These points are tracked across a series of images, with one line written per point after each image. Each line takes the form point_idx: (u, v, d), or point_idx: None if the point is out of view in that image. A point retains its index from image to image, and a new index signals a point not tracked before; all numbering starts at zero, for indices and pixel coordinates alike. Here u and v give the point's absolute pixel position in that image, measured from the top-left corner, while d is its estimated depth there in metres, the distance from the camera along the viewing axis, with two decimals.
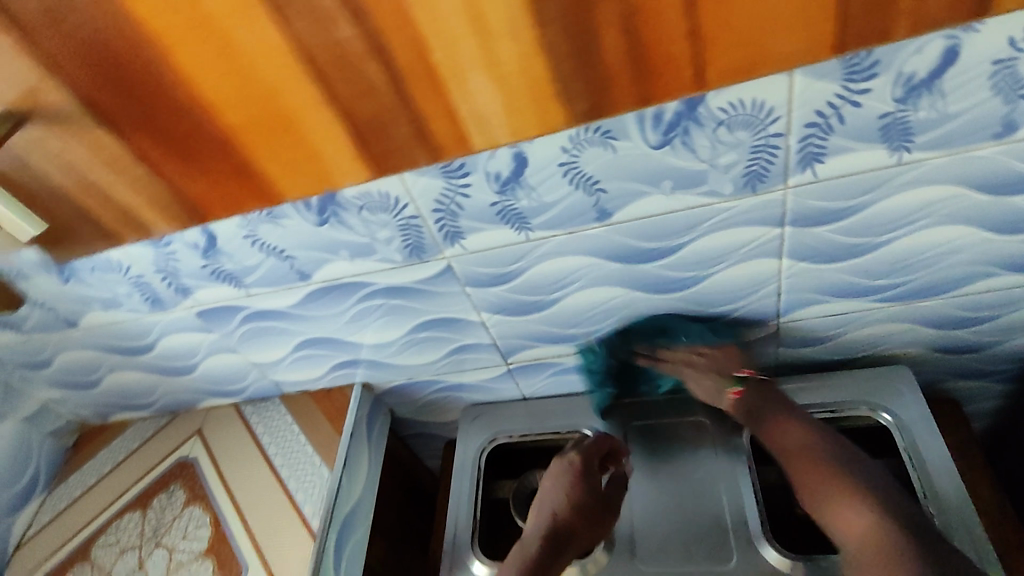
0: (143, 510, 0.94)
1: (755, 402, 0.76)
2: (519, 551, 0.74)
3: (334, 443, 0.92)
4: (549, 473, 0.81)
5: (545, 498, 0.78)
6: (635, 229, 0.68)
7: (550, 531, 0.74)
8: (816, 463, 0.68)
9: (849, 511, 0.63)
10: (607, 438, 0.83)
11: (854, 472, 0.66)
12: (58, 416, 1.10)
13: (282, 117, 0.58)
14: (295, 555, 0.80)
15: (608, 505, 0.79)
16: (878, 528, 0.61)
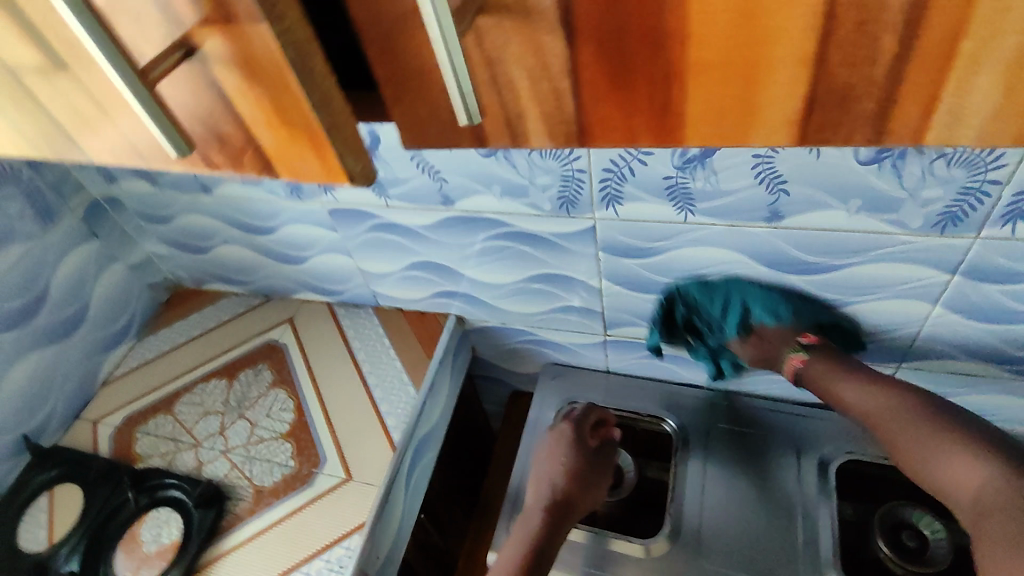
0: (229, 380, 0.99)
1: (822, 367, 0.74)
2: (526, 523, 0.78)
3: (422, 365, 0.94)
4: (545, 443, 0.85)
5: (543, 471, 0.82)
6: (800, 237, 0.67)
7: (550, 501, 0.79)
8: (912, 416, 0.67)
9: (960, 461, 0.62)
10: (594, 409, 0.87)
11: (944, 426, 0.65)
12: (158, 272, 1.13)
13: (739, 50, 0.28)
14: (374, 461, 0.84)
15: (602, 470, 0.83)
16: (999, 481, 0.58)
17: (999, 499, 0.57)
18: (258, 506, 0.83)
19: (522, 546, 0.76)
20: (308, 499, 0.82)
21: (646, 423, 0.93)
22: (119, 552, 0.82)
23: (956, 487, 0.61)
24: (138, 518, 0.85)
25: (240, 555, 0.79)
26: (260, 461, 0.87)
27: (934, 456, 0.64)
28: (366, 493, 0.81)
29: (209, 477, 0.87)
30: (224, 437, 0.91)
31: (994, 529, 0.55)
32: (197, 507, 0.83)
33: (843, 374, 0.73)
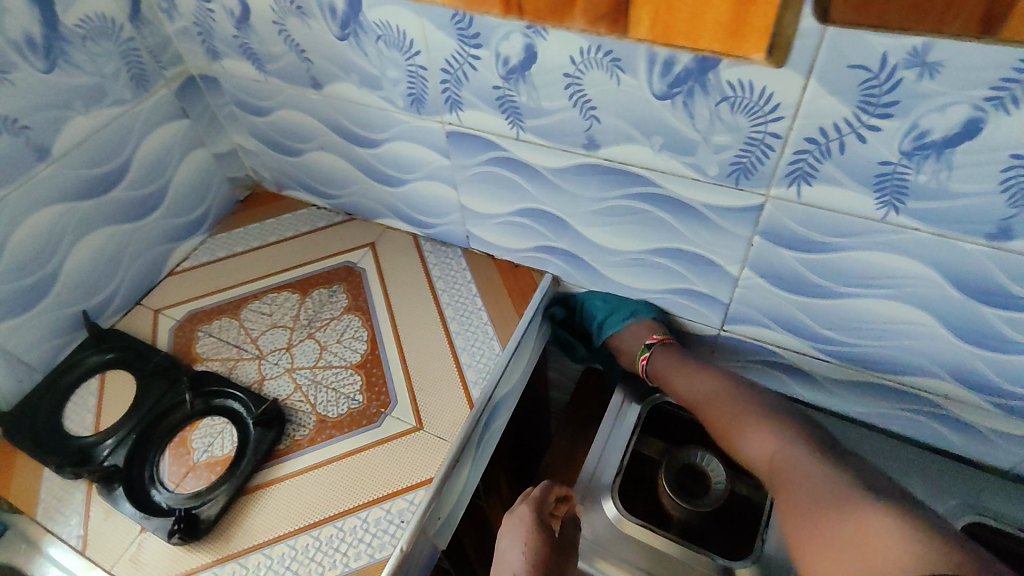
0: (301, 296, 0.92)
1: (669, 362, 0.80)
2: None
3: (511, 322, 0.85)
4: (501, 531, 0.72)
5: (502, 562, 0.69)
6: (1021, 264, 0.55)
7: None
8: (744, 411, 0.72)
9: (775, 442, 0.67)
10: (551, 487, 0.75)
11: (758, 400, 0.73)
12: (240, 167, 1.05)
13: None
14: (449, 415, 0.77)
15: (569, 556, 0.70)
16: (808, 457, 0.64)
17: (814, 476, 0.62)
18: (318, 437, 0.76)
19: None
20: (374, 441, 0.75)
21: None
22: (167, 455, 0.77)
23: (768, 468, 0.67)
24: (191, 424, 0.79)
25: (293, 484, 0.73)
26: (325, 388, 0.81)
27: (763, 443, 0.68)
28: (436, 448, 0.74)
29: (270, 394, 0.81)
30: (290, 355, 0.85)
31: (803, 506, 0.60)
32: (255, 424, 0.77)
33: (681, 368, 0.79)
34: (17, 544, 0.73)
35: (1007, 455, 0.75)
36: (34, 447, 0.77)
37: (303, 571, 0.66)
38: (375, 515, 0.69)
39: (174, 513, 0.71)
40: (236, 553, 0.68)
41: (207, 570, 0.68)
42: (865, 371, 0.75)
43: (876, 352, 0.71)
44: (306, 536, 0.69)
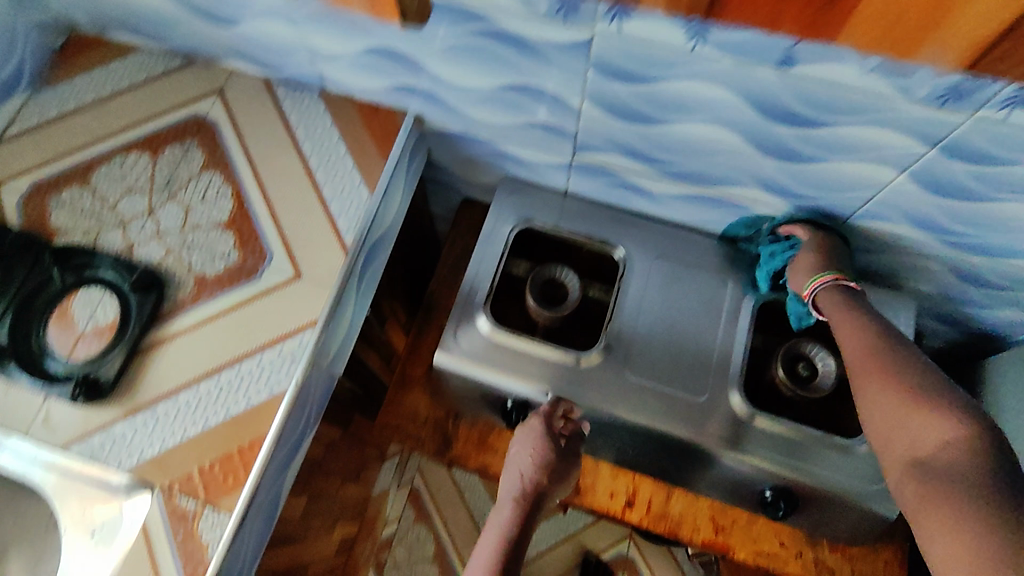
0: (152, 155, 0.88)
1: (834, 307, 0.77)
2: (500, 516, 0.78)
3: (376, 167, 0.87)
4: (518, 436, 0.84)
5: (515, 462, 0.82)
6: (803, 88, 0.63)
7: (521, 494, 0.79)
8: (879, 364, 0.67)
9: (889, 394, 0.64)
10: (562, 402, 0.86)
11: (923, 385, 0.63)
12: (46, 9, 0.91)
13: None
14: (325, 262, 0.82)
15: (569, 461, 0.82)
16: (909, 409, 0.62)
17: (915, 429, 0.61)
18: (200, 295, 0.81)
19: (501, 528, 0.76)
20: (256, 294, 0.80)
21: (595, 247, 0.95)
22: (52, 327, 0.79)
23: (874, 416, 0.65)
24: (68, 296, 0.81)
25: (186, 340, 0.78)
26: (197, 249, 0.83)
27: (880, 391, 0.65)
28: (317, 293, 0.80)
29: (142, 261, 0.82)
30: (155, 220, 0.84)
31: (902, 460, 0.62)
32: (133, 291, 0.80)
33: (844, 314, 0.75)
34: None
35: None
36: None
37: (210, 412, 0.75)
38: (268, 358, 0.77)
39: (73, 379, 0.76)
40: (141, 406, 0.76)
41: (119, 422, 0.75)
42: (693, 186, 0.85)
43: (701, 169, 0.80)
44: (207, 383, 0.77)
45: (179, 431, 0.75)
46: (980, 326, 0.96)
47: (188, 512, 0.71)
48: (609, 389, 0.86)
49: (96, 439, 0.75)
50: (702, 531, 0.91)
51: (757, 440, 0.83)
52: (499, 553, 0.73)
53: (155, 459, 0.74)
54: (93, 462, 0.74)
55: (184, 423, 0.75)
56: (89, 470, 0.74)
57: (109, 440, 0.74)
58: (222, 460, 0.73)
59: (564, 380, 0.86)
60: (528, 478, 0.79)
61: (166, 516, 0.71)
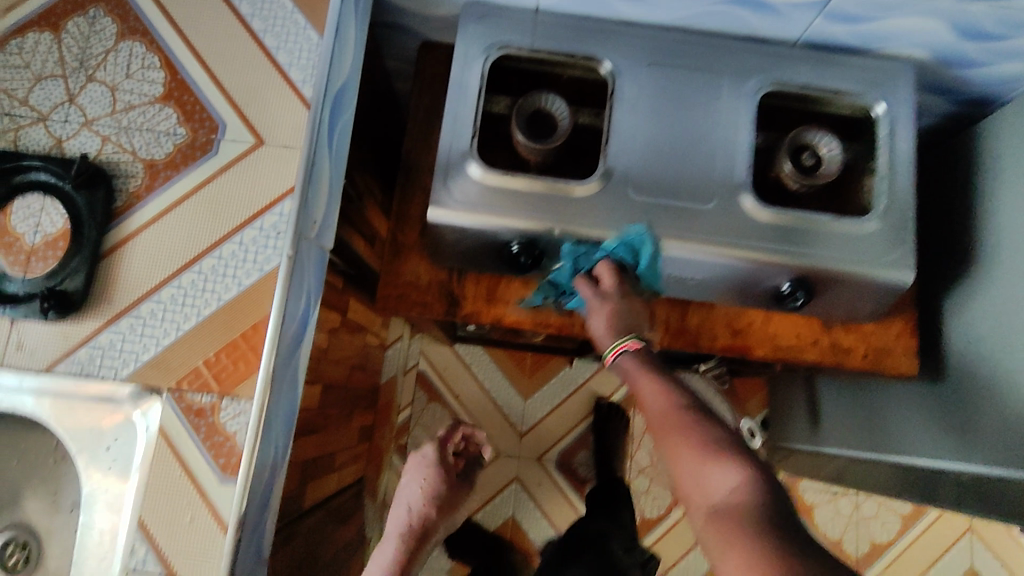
0: (54, 33, 0.74)
1: (628, 365, 0.68)
2: (391, 544, 0.95)
3: (321, 5, 0.75)
4: (402, 491, 1.05)
5: (405, 497, 1.02)
6: None
7: (407, 527, 0.97)
8: (675, 417, 0.62)
9: (692, 454, 0.59)
10: (455, 431, 1.22)
11: (714, 434, 0.60)
12: None
13: None
14: (289, 124, 0.73)
15: (446, 510, 1.03)
16: (716, 461, 0.58)
17: (724, 485, 0.57)
18: (155, 182, 0.71)
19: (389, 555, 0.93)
20: (219, 169, 0.71)
21: (579, 65, 0.87)
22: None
23: (679, 480, 0.59)
24: (4, 210, 0.71)
25: (152, 233, 0.70)
26: (139, 131, 0.72)
27: (684, 451, 0.59)
28: (287, 157, 0.72)
29: (77, 154, 0.71)
30: (78, 107, 0.73)
31: (703, 517, 0.57)
32: (77, 189, 0.69)
33: (638, 364, 0.68)
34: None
35: (793, 23, 0.84)
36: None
37: (201, 302, 0.69)
38: (250, 237, 0.70)
39: (37, 296, 0.67)
40: (124, 310, 0.69)
41: (104, 331, 0.68)
42: None
43: None
44: (189, 274, 0.69)
45: (173, 326, 0.68)
46: (974, 90, 0.93)
47: (205, 407, 0.67)
48: (615, 213, 0.82)
49: (83, 351, 0.68)
50: (720, 339, 0.92)
51: (769, 236, 0.81)
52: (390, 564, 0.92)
53: (154, 361, 0.68)
54: (86, 376, 0.68)
55: (175, 318, 0.68)
56: (86, 387, 0.68)
57: (98, 352, 0.68)
58: (229, 349, 0.68)
59: (566, 213, 0.82)
60: (417, 510, 0.99)
61: (182, 415, 0.67)
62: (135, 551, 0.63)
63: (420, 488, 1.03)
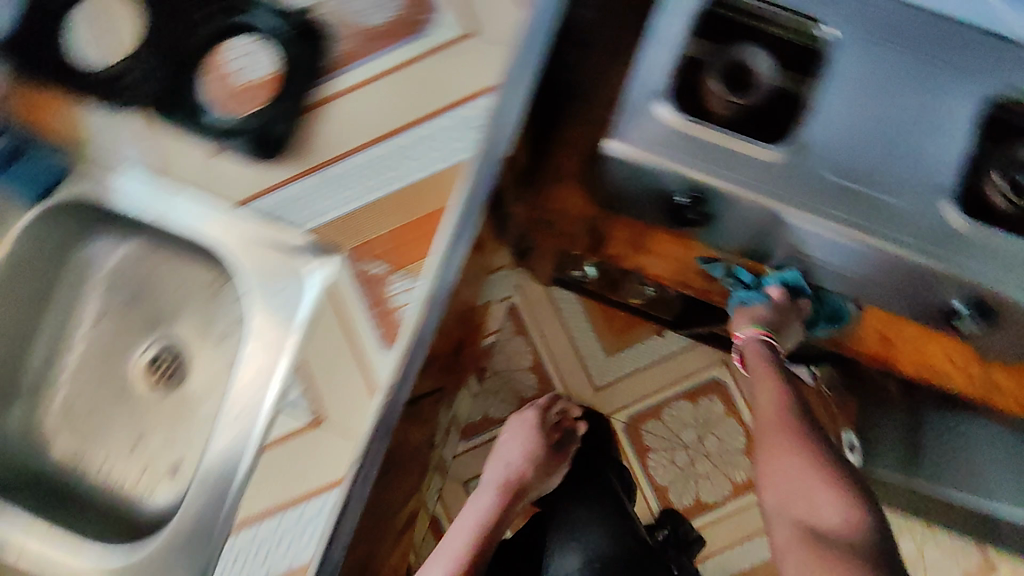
0: None
1: (759, 376, 0.77)
2: (489, 497, 1.32)
3: None
4: (483, 489, 1.35)
5: (506, 454, 1.40)
6: None
7: (503, 482, 1.34)
8: (789, 430, 0.70)
9: (794, 464, 0.67)
10: (556, 401, 1.49)
11: (827, 458, 0.67)
12: None
13: None
14: (497, 17, 0.67)
15: (556, 459, 1.41)
16: (817, 478, 0.66)
17: (819, 501, 0.65)
18: (365, 49, 0.68)
19: (488, 504, 1.31)
20: (429, 51, 0.67)
21: (794, 27, 0.80)
22: (207, 78, 0.69)
23: (772, 482, 0.69)
24: (216, 48, 0.70)
25: (353, 100, 0.68)
26: None
27: (788, 462, 0.68)
28: (489, 52, 0.67)
29: (297, 3, 0.69)
30: None
31: (790, 524, 0.67)
32: (296, 40, 0.68)
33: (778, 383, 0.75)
34: (80, 181, 0.73)
35: None
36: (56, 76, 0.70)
37: (390, 178, 0.66)
38: (440, 125, 0.66)
39: (245, 135, 0.68)
40: (321, 166, 0.68)
41: (299, 180, 0.68)
42: None
43: None
44: (379, 149, 0.67)
45: (358, 194, 0.67)
46: None
47: (377, 277, 0.65)
48: (807, 190, 0.74)
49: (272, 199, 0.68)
50: (868, 342, 0.89)
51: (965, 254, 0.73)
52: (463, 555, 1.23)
53: (339, 219, 0.67)
54: (275, 221, 0.69)
55: (361, 188, 0.67)
56: (267, 231, 0.70)
57: (288, 200, 0.68)
58: (407, 229, 0.66)
59: (757, 180, 0.74)
60: (507, 483, 1.34)
61: (354, 281, 0.65)
62: (292, 394, 0.64)
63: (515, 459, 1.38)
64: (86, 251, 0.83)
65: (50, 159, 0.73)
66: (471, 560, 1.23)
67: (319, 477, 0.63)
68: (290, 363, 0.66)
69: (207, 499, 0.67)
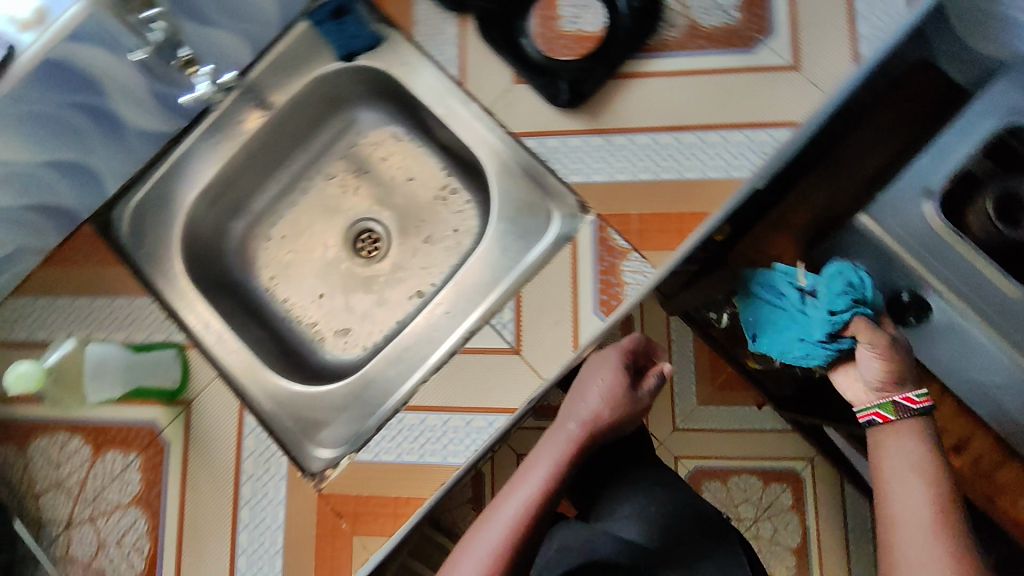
0: None
1: (906, 463, 0.65)
2: (563, 437, 0.78)
3: None
4: (540, 454, 0.78)
5: (585, 389, 0.80)
6: None
7: (580, 431, 0.78)
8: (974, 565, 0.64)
9: (917, 507, 0.62)
10: (652, 347, 0.87)
11: None
12: None
13: None
14: (828, 66, 0.67)
15: (641, 409, 0.81)
16: (949, 562, 0.59)
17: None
18: (687, 44, 0.69)
19: (560, 453, 0.77)
20: (744, 67, 0.68)
21: None
22: (535, 15, 0.73)
23: (892, 526, 0.63)
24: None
25: (659, 84, 0.69)
26: None
27: (905, 517, 0.62)
28: (806, 93, 0.67)
29: None
30: None
31: (908, 560, 0.60)
32: (631, 13, 0.69)
33: (913, 437, 0.66)
34: (382, 55, 0.79)
35: None
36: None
37: (664, 166, 0.68)
38: (734, 140, 0.67)
39: (548, 74, 0.71)
40: (606, 130, 0.69)
41: (580, 135, 0.70)
42: None
43: None
44: (667, 136, 0.68)
45: (629, 170, 0.68)
46: None
47: (618, 248, 0.68)
48: None
49: (552, 141, 0.70)
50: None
51: None
52: (501, 543, 0.69)
53: (603, 185, 0.69)
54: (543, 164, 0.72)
55: (635, 165, 0.68)
56: (531, 166, 0.73)
57: (564, 147, 0.70)
58: (663, 219, 0.67)
59: (994, 311, 0.73)
60: (574, 442, 0.78)
61: (595, 242, 0.68)
62: (502, 314, 0.69)
63: (607, 392, 0.79)
64: (353, 113, 0.89)
65: (368, 27, 0.78)
66: (516, 539, 0.69)
67: (501, 396, 0.68)
68: (508, 286, 0.72)
69: (399, 369, 0.75)
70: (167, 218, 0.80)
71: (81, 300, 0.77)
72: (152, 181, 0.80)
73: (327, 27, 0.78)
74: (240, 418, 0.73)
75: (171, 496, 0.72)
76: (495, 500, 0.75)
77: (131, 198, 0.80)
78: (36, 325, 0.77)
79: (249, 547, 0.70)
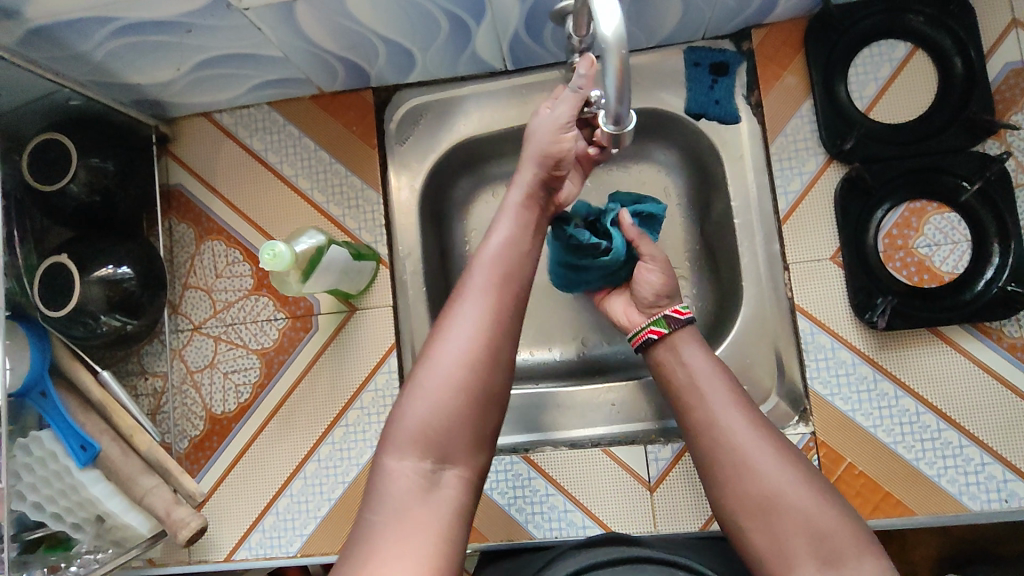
0: None
1: (690, 335, 0.60)
2: (471, 302, 0.49)
3: None
4: (507, 206, 0.55)
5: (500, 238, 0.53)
6: None
7: (485, 276, 0.51)
8: (714, 379, 0.56)
9: (760, 442, 0.52)
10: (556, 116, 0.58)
11: (732, 402, 0.55)
12: None
13: None
14: None
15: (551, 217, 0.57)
16: (802, 489, 0.50)
17: (788, 525, 0.49)
18: (1020, 353, 0.63)
19: (489, 293, 0.50)
20: None
21: None
22: (898, 211, 0.66)
23: (736, 466, 0.51)
24: (939, 204, 0.65)
25: (964, 367, 0.64)
26: None
27: (748, 451, 0.52)
28: None
29: None
30: None
31: (751, 506, 0.50)
32: (992, 286, 0.62)
33: (693, 342, 0.60)
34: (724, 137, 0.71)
35: None
36: (820, 71, 0.67)
37: (905, 441, 0.64)
38: (992, 470, 0.63)
39: (871, 276, 0.65)
40: (881, 368, 0.65)
41: (855, 354, 0.65)
42: None
43: None
44: (931, 417, 0.64)
45: (871, 418, 0.65)
46: None
47: None
48: None
49: (824, 337, 0.66)
50: None
51: None
52: (450, 399, 0.47)
53: (839, 413, 0.65)
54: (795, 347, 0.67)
55: (882, 419, 0.65)
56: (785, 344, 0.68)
57: (829, 352, 0.66)
58: (871, 485, 0.64)
59: None
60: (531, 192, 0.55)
61: None
62: (661, 448, 0.68)
63: (558, 122, 0.55)
64: (645, 147, 0.78)
65: (734, 101, 0.70)
66: (497, 338, 0.49)
67: (615, 516, 0.68)
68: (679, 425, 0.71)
69: (536, 415, 0.74)
70: (434, 133, 0.77)
71: (323, 154, 0.76)
72: (445, 93, 0.77)
73: (699, 75, 0.71)
74: (385, 355, 0.74)
75: (290, 370, 0.75)
76: (468, 264, 0.52)
77: (417, 95, 0.77)
78: (275, 146, 0.77)
79: (324, 460, 0.73)
